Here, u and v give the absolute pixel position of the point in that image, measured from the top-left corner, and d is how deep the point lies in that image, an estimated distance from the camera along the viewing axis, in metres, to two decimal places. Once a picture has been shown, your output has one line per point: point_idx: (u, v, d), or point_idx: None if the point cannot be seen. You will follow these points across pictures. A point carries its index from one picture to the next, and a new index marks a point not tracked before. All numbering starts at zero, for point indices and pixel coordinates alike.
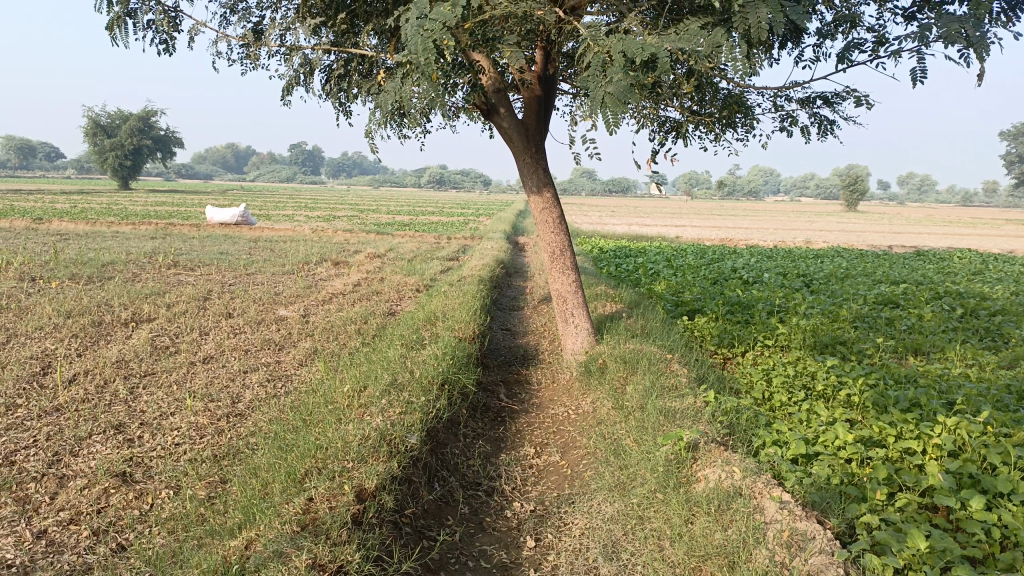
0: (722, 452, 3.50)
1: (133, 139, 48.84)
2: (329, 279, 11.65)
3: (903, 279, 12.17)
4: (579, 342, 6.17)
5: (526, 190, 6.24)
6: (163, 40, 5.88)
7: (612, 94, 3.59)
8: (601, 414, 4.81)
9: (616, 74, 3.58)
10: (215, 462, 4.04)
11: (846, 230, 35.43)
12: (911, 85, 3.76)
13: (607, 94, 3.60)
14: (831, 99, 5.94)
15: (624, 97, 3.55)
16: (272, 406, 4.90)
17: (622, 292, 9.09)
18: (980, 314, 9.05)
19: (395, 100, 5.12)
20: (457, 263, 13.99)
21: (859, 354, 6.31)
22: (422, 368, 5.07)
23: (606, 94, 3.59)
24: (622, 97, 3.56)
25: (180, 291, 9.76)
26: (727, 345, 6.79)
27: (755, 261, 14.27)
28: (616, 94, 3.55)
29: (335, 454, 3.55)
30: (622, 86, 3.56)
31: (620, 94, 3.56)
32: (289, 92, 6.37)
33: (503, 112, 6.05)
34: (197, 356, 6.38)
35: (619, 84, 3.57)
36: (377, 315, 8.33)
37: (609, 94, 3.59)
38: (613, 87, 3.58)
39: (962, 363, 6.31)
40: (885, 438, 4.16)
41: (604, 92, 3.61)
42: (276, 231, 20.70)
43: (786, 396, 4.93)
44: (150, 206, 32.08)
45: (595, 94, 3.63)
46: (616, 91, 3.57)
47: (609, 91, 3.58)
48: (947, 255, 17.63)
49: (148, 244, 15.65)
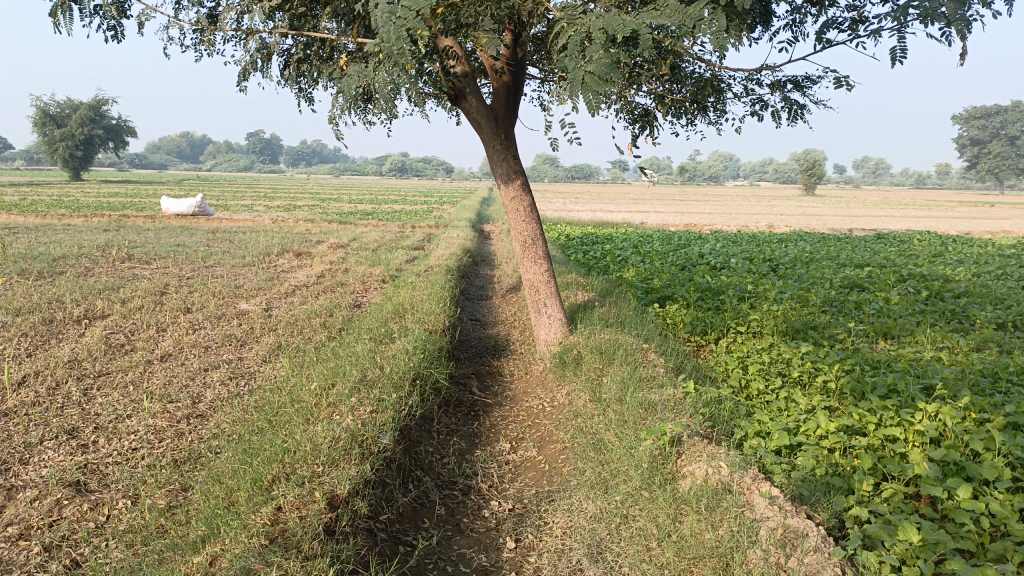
0: (707, 446, 3.41)
1: (84, 129, 47.42)
2: (291, 270, 11.35)
3: (867, 262, 12.29)
4: (552, 332, 6.03)
5: (496, 178, 6.07)
6: (112, 25, 5.57)
7: (593, 74, 3.44)
8: (577, 406, 4.69)
9: (597, 52, 3.43)
10: (176, 468, 3.82)
11: (807, 214, 35.84)
12: (892, 64, 3.65)
13: (588, 73, 3.44)
14: (802, 82, 5.87)
15: (605, 76, 3.40)
16: (235, 406, 4.69)
17: (592, 280, 8.99)
18: (944, 296, 9.14)
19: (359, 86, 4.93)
20: (422, 252, 13.76)
21: (831, 339, 6.30)
22: (392, 363, 4.90)
23: (586, 74, 3.43)
24: (603, 76, 3.41)
25: (135, 285, 9.41)
26: (700, 333, 6.72)
27: (721, 246, 14.30)
28: (597, 73, 3.40)
29: (304, 457, 3.37)
30: (602, 64, 3.41)
31: (601, 72, 3.41)
32: (246, 78, 6.10)
33: (471, 98, 5.86)
34: (154, 354, 6.11)
35: (600, 63, 3.42)
36: (343, 307, 8.11)
37: (590, 74, 3.43)
38: (593, 66, 3.43)
39: (932, 345, 6.32)
40: (866, 425, 4.12)
41: (584, 72, 3.45)
42: (236, 222, 20.24)
43: (763, 383, 4.88)
44: (103, 198, 31.15)
45: (573, 74, 3.49)
46: (597, 69, 3.42)
47: (589, 70, 3.43)
48: (907, 237, 17.85)
49: (102, 237, 15.17)
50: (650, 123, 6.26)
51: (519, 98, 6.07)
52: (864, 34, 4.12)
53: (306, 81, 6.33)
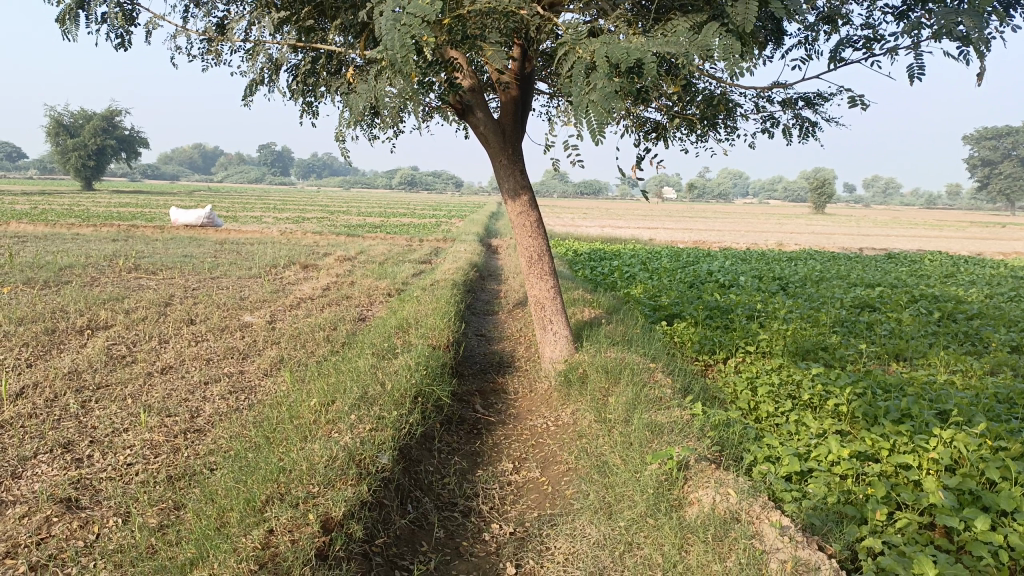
0: (715, 471, 3.30)
1: (97, 139, 47.75)
2: (297, 283, 11.30)
3: (878, 282, 12.16)
4: (558, 350, 5.94)
5: (502, 193, 6.00)
6: (119, 34, 5.53)
7: (596, 103, 3.39)
8: (582, 427, 4.59)
9: (600, 81, 3.37)
10: (170, 485, 3.74)
11: (817, 233, 35.69)
12: (908, 83, 3.56)
13: (592, 102, 3.39)
14: (814, 99, 5.79)
15: (609, 105, 3.34)
16: (234, 421, 4.61)
17: (599, 297, 8.90)
18: (957, 317, 9.00)
19: (364, 101, 4.88)
20: (429, 266, 13.70)
21: (842, 361, 6.19)
22: (393, 380, 4.81)
23: (590, 103, 3.38)
24: (607, 105, 3.35)
25: (140, 296, 9.37)
26: (708, 352, 6.61)
27: (730, 264, 14.20)
28: (600, 103, 3.35)
29: (299, 477, 3.28)
30: (606, 93, 3.35)
31: (604, 102, 3.35)
32: (252, 90, 6.06)
33: (478, 112, 5.81)
34: (155, 366, 6.04)
35: (603, 92, 3.36)
36: (347, 321, 8.04)
37: (594, 103, 3.38)
38: (597, 94, 3.38)
39: (945, 368, 6.20)
40: (879, 451, 4.00)
41: (588, 100, 3.41)
42: (244, 233, 20.25)
43: (772, 406, 4.77)
44: (113, 208, 31.23)
45: (577, 101, 3.44)
46: (600, 98, 3.36)
47: (592, 98, 3.38)
48: (918, 257, 17.71)
49: (110, 246, 15.16)
50: (660, 139, 6.18)
51: (527, 113, 6.01)
52: (879, 52, 4.03)
53: (312, 94, 6.29)
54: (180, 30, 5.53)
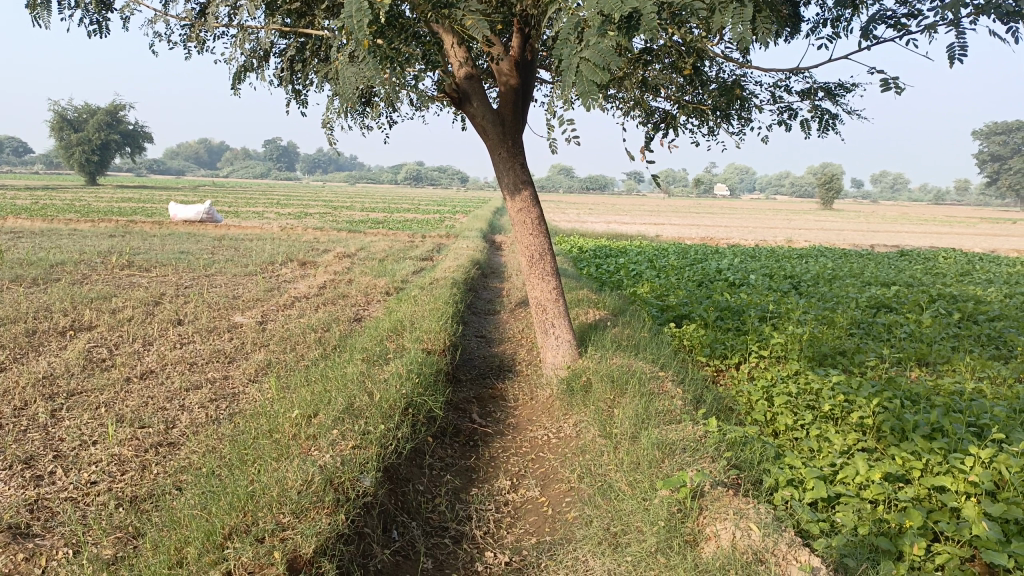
0: (734, 499, 2.96)
1: (101, 134, 47.49)
2: (293, 281, 10.96)
3: (893, 281, 11.79)
4: (560, 355, 5.59)
5: (501, 189, 5.65)
6: (94, 20, 5.19)
7: (588, 60, 3.04)
8: (586, 440, 4.25)
9: (593, 36, 3.01)
10: (132, 509, 3.42)
11: (825, 229, 35.24)
12: (949, 63, 3.18)
13: (584, 60, 3.04)
14: (835, 89, 5.43)
15: (603, 62, 3.00)
16: (210, 434, 4.29)
17: (605, 296, 8.56)
18: (978, 318, 8.63)
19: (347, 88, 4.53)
20: (430, 263, 13.36)
21: (861, 367, 5.84)
22: (381, 389, 4.48)
23: (581, 60, 3.03)
24: (602, 64, 3.00)
25: (130, 294, 9.05)
26: (719, 357, 6.26)
27: (739, 261, 13.85)
28: (594, 60, 3.00)
29: (268, 505, 2.94)
30: (600, 49, 3.00)
31: (598, 59, 3.00)
32: (241, 79, 5.66)
33: (475, 102, 5.46)
34: (135, 372, 5.71)
35: (597, 49, 3.01)
36: (341, 322, 7.69)
37: (585, 60, 3.04)
38: (589, 51, 3.02)
39: (972, 375, 5.84)
40: (911, 472, 3.65)
41: (579, 58, 3.05)
42: (244, 229, 19.95)
43: (791, 419, 4.44)
44: (114, 202, 31.09)
45: (568, 62, 3.08)
46: (594, 54, 3.01)
47: (585, 56, 3.03)
48: (932, 254, 17.32)
49: (105, 242, 14.87)
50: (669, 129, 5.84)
51: (527, 104, 5.67)
52: (915, 29, 3.64)
53: (301, 81, 5.94)
54: (159, 14, 5.18)
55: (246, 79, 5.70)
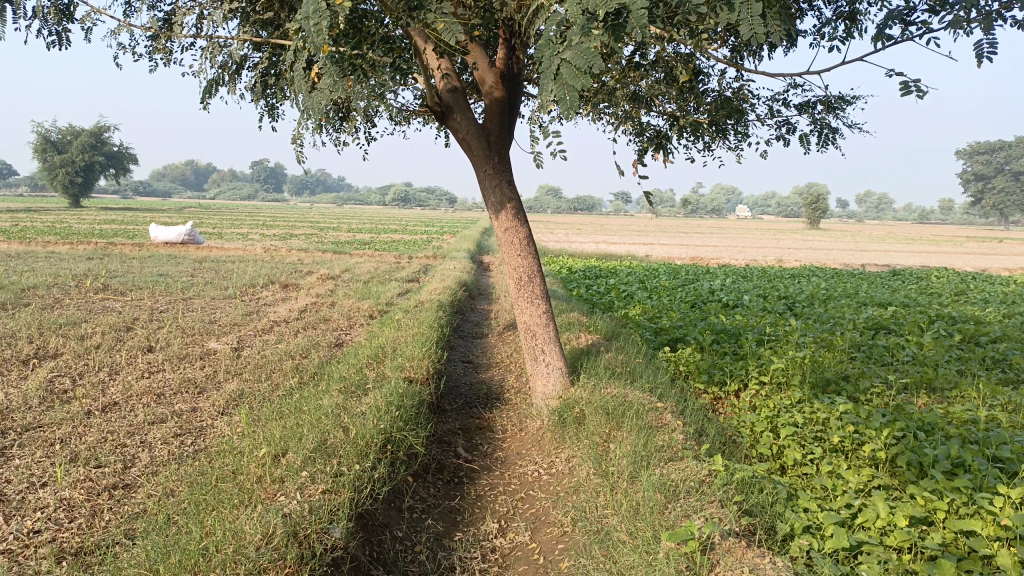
0: (749, 555, 2.65)
1: (85, 155, 47.05)
2: (273, 304, 10.61)
3: (889, 301, 11.55)
4: (551, 384, 5.26)
5: (487, 208, 5.35)
6: (54, 31, 4.86)
7: (570, 62, 2.63)
8: (581, 478, 3.93)
9: (575, 35, 2.61)
10: (76, 564, 3.06)
11: (813, 248, 35.23)
12: (977, 61, 2.97)
13: (565, 62, 2.62)
14: (836, 103, 5.18)
15: (587, 65, 2.58)
16: (171, 475, 3.93)
17: (597, 319, 8.25)
18: (979, 340, 8.36)
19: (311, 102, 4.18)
20: (416, 285, 13.01)
21: (866, 393, 5.56)
22: (358, 424, 4.14)
23: (562, 62, 2.62)
24: (586, 66, 2.58)
25: (100, 319, 8.66)
26: (717, 384, 5.95)
27: (732, 282, 13.60)
28: (575, 62, 2.58)
29: (221, 566, 2.62)
30: (583, 49, 2.58)
31: (581, 61, 2.59)
32: (211, 92, 5.33)
33: (459, 115, 5.17)
34: (96, 404, 5.33)
35: (580, 49, 2.60)
36: (321, 348, 7.34)
37: (566, 62, 2.63)
38: (571, 52, 2.61)
39: (981, 401, 5.56)
40: (935, 514, 3.34)
41: (560, 60, 2.64)
42: (227, 250, 19.57)
43: (799, 453, 4.14)
44: (98, 224, 30.72)
45: (546, 65, 2.66)
46: (575, 56, 2.60)
47: (566, 57, 2.61)
48: (925, 273, 17.13)
49: (82, 265, 14.46)
50: (662, 145, 5.58)
51: (514, 119, 5.39)
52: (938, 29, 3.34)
53: (275, 94, 5.64)
54: (122, 24, 4.85)
55: (217, 93, 5.38)
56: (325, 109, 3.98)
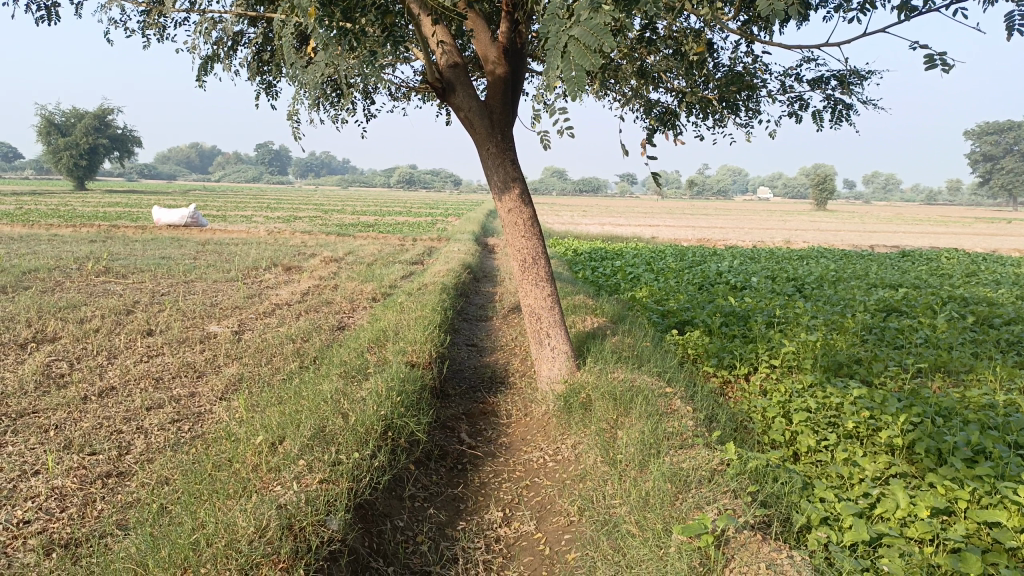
0: (765, 550, 2.53)
1: (89, 138, 46.84)
2: (276, 287, 10.49)
3: (900, 282, 11.36)
4: (556, 368, 5.13)
5: (491, 187, 5.19)
6: (43, 6, 4.70)
7: (579, 39, 2.44)
8: (587, 466, 3.81)
9: (585, 10, 2.41)
10: (65, 556, 2.95)
11: (821, 229, 34.90)
12: (1010, 32, 2.78)
13: (573, 40, 2.44)
14: (848, 78, 5.00)
15: (596, 43, 2.39)
16: (167, 462, 3.82)
17: (603, 301, 8.10)
18: (994, 322, 8.19)
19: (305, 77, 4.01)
20: (419, 267, 12.87)
21: (880, 377, 5.41)
22: (357, 411, 4.02)
23: (570, 40, 2.43)
24: (595, 45, 2.40)
25: (101, 302, 8.55)
26: (726, 368, 5.82)
27: (739, 263, 13.42)
28: (584, 40, 2.40)
29: (211, 561, 2.52)
30: (593, 25, 2.40)
31: (590, 39, 2.40)
32: (206, 69, 5.17)
33: (462, 92, 5.01)
34: (93, 389, 5.22)
35: (589, 25, 2.41)
36: (323, 331, 7.22)
37: (575, 39, 2.44)
38: (580, 29, 2.42)
39: (998, 385, 5.41)
40: (956, 503, 3.22)
41: (568, 37, 2.45)
42: (230, 233, 19.43)
43: (814, 440, 4.01)
44: (102, 206, 30.64)
45: (553, 41, 2.48)
46: (584, 33, 2.41)
47: (574, 34, 2.43)
48: (935, 254, 16.90)
49: (85, 247, 14.35)
50: (670, 122, 5.41)
51: (517, 95, 5.23)
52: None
53: (272, 71, 5.49)
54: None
55: (212, 70, 5.22)
56: (320, 82, 3.82)
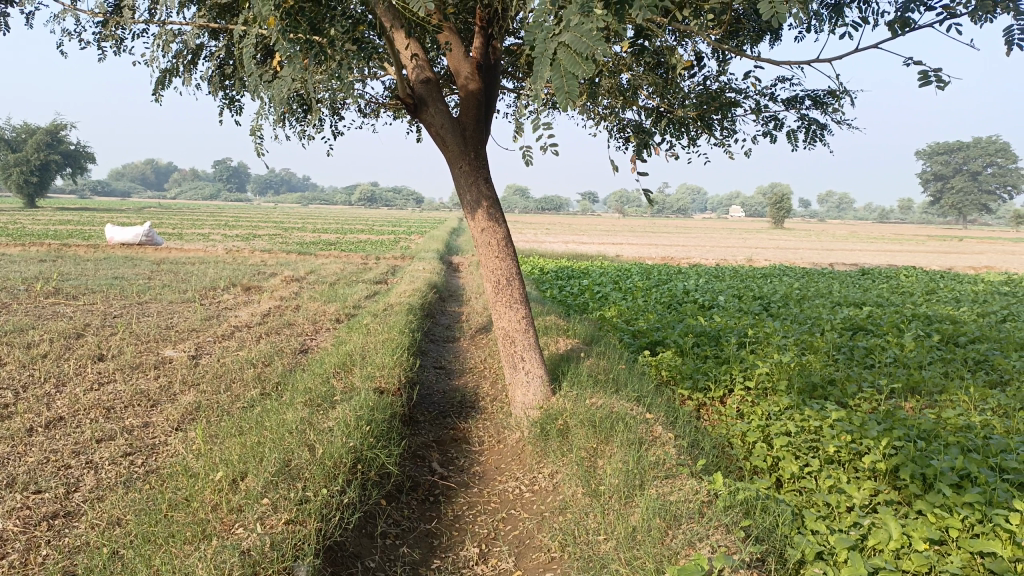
0: None
1: (40, 154, 45.62)
2: (235, 308, 10.18)
3: (863, 300, 11.46)
4: (531, 394, 4.98)
5: (463, 207, 5.04)
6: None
7: (568, 45, 2.31)
8: (567, 498, 3.67)
9: (575, 14, 2.28)
10: None
11: (779, 248, 35.45)
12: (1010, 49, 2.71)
13: (562, 45, 2.31)
14: (823, 97, 4.94)
15: (587, 49, 2.27)
16: (120, 501, 3.57)
17: (573, 322, 7.98)
18: (958, 340, 8.26)
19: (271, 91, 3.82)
20: (384, 287, 12.64)
21: (856, 398, 5.36)
22: (325, 443, 3.81)
23: (560, 46, 2.31)
24: (585, 51, 2.28)
25: (50, 326, 8.17)
26: (701, 390, 5.72)
27: (705, 282, 13.44)
28: (574, 45, 2.27)
29: None
30: (584, 30, 2.27)
31: (580, 45, 2.28)
32: (163, 84, 4.93)
33: (433, 107, 4.85)
34: (39, 420, 4.90)
35: (580, 31, 2.29)
36: (285, 355, 6.97)
37: (564, 46, 2.32)
38: (569, 35, 2.30)
39: (972, 406, 5.40)
40: (949, 532, 3.13)
41: (557, 43, 2.32)
42: (187, 252, 18.96)
43: (798, 466, 3.90)
44: (52, 224, 29.81)
45: (542, 48, 2.35)
46: (573, 39, 2.29)
47: (564, 40, 2.31)
48: (894, 272, 17.17)
49: (34, 267, 13.83)
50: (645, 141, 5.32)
51: (490, 113, 5.11)
52: (960, 14, 3.11)
53: (234, 86, 5.28)
54: (65, 8, 4.45)
55: (170, 85, 4.99)
56: (287, 98, 3.64)
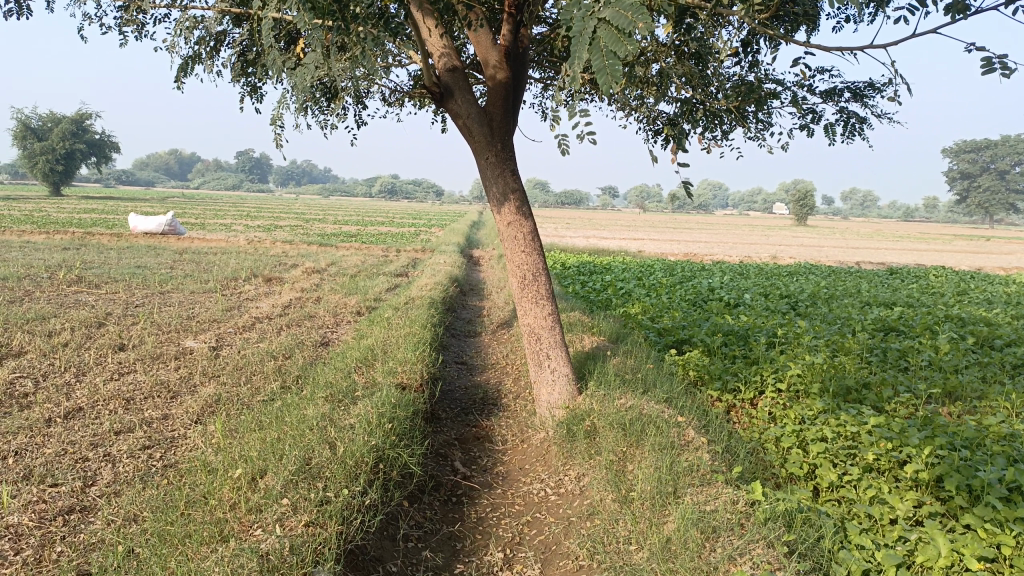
0: None
1: (66, 143, 46.02)
2: (256, 299, 10.12)
3: (893, 300, 11.21)
4: (557, 393, 4.84)
5: (489, 200, 4.91)
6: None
7: (608, 23, 2.17)
8: (596, 502, 3.54)
9: None
10: None
11: (803, 245, 35.06)
12: None
13: (601, 23, 2.17)
14: (863, 90, 4.76)
15: (629, 26, 2.11)
16: (136, 497, 3.47)
17: (597, 319, 7.83)
18: (994, 343, 8.02)
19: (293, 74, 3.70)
20: (405, 280, 12.55)
21: (892, 402, 5.17)
22: (347, 441, 3.71)
23: (599, 23, 2.16)
24: (627, 29, 2.13)
25: (71, 314, 8.13)
26: (731, 392, 5.57)
27: (730, 279, 13.23)
28: (613, 22, 2.13)
29: None
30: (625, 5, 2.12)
31: (623, 21, 2.12)
32: (185, 70, 4.83)
33: (460, 97, 4.72)
34: (58, 410, 4.84)
35: (621, 7, 2.13)
36: (306, 348, 6.87)
37: (603, 24, 2.17)
38: (610, 11, 2.15)
39: (1012, 412, 5.19)
40: (1002, 549, 2.96)
41: (597, 21, 2.17)
42: (209, 242, 18.98)
43: (836, 475, 3.74)
44: (77, 212, 30.05)
45: (580, 26, 2.20)
46: (614, 15, 2.13)
47: (604, 16, 2.16)
48: (923, 272, 16.82)
49: (57, 255, 13.87)
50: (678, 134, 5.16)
51: (518, 103, 4.97)
52: None
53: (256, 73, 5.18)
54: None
55: (192, 71, 4.89)
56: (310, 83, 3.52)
